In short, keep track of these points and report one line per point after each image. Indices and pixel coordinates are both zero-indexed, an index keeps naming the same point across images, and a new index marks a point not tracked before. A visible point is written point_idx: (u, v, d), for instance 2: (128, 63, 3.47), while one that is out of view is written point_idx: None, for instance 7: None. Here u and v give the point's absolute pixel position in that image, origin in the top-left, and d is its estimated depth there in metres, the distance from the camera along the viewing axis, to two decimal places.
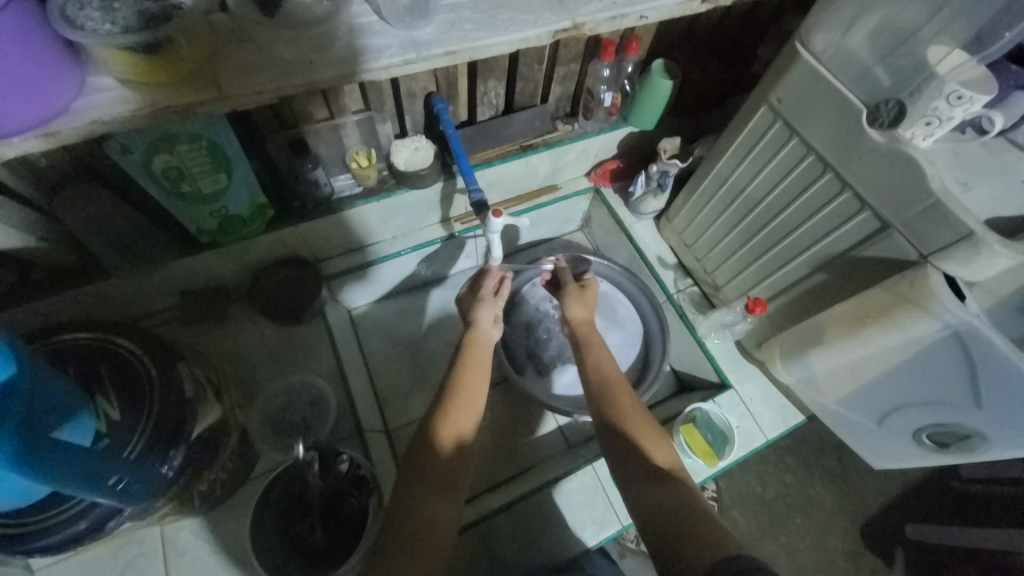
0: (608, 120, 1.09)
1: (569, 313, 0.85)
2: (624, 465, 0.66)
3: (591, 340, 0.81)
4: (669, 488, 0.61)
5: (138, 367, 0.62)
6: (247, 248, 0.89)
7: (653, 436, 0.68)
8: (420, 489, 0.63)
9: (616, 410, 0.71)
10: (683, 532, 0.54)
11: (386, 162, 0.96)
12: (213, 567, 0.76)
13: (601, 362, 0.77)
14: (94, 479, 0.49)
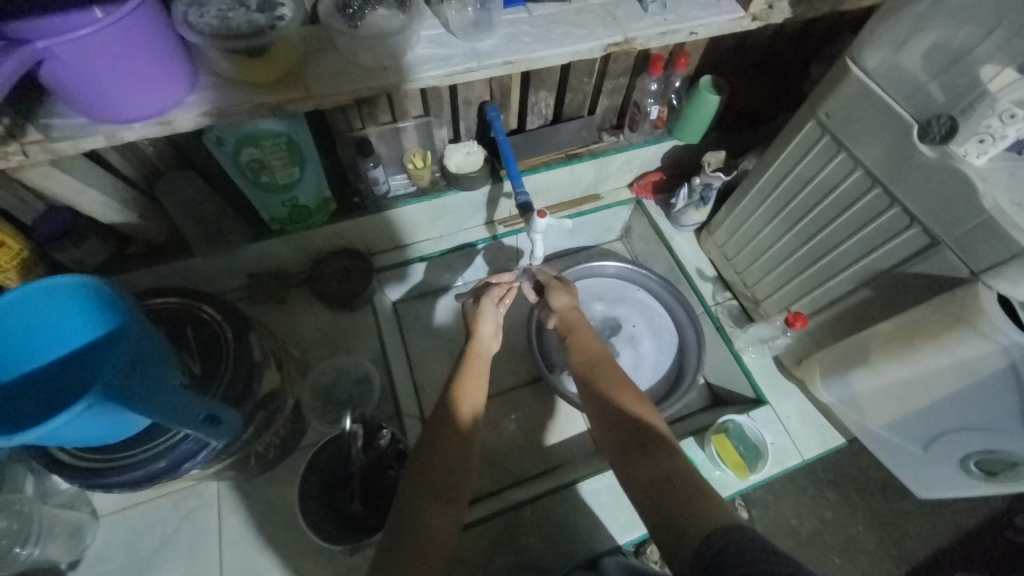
0: (653, 133, 1.12)
1: (556, 305, 0.92)
2: (620, 441, 0.68)
3: (580, 324, 0.88)
4: (662, 457, 0.63)
5: (217, 331, 0.71)
6: (311, 237, 0.97)
7: (643, 408, 0.71)
8: (436, 482, 0.67)
9: (609, 390, 0.74)
10: (681, 502, 0.57)
11: (439, 164, 1.02)
12: (261, 525, 0.82)
13: (589, 346, 0.82)
14: (179, 411, 0.56)
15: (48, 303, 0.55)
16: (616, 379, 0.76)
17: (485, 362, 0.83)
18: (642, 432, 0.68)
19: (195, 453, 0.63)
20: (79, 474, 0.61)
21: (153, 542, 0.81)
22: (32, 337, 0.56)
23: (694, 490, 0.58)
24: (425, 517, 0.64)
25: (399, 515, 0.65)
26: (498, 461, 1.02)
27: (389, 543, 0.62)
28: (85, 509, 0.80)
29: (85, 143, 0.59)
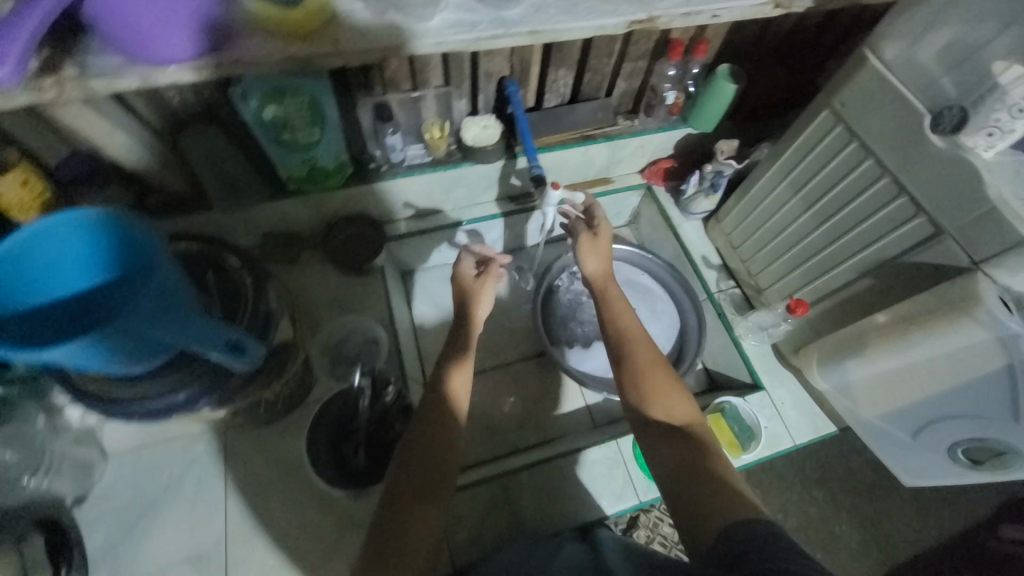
0: (668, 119, 1.14)
1: (589, 269, 0.91)
2: (651, 422, 0.71)
3: (608, 290, 0.88)
4: (684, 444, 0.67)
5: (236, 279, 0.73)
6: (326, 199, 0.98)
7: (676, 392, 0.74)
8: (434, 442, 0.70)
9: (637, 364, 0.76)
10: (695, 493, 0.61)
11: (456, 136, 1.04)
12: (266, 473, 0.85)
13: (620, 314, 0.83)
14: (206, 335, 0.59)
15: (60, 233, 0.56)
16: (649, 356, 0.77)
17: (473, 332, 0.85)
18: (671, 419, 0.71)
19: (219, 385, 0.67)
20: (97, 401, 0.63)
21: (161, 484, 0.83)
22: (43, 271, 0.56)
23: (715, 480, 0.62)
24: (427, 472, 0.67)
25: (403, 467, 0.68)
26: (496, 431, 1.04)
27: (395, 494, 0.66)
28: (95, 448, 0.82)
29: (119, 83, 0.60)
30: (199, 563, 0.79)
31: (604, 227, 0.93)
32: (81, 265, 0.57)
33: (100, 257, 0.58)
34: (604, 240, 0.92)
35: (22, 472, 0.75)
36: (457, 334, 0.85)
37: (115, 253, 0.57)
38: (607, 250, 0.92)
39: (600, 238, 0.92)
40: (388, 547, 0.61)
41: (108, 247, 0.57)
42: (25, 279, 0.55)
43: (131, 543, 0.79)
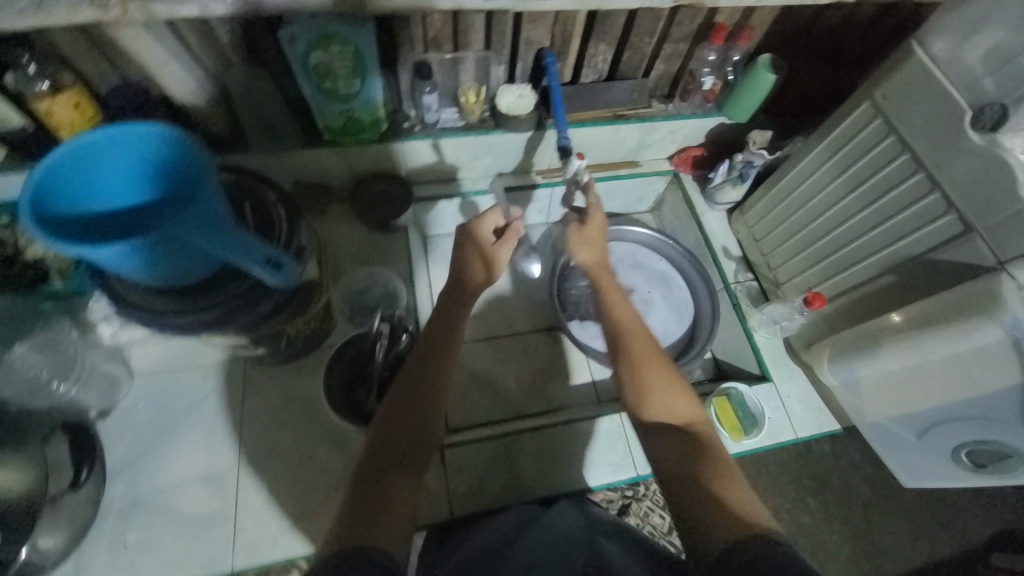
0: (703, 106, 1.13)
1: (585, 258, 0.89)
2: (649, 422, 0.71)
3: (609, 283, 0.86)
4: (687, 442, 0.67)
5: (273, 211, 0.75)
6: (359, 152, 1.00)
7: (677, 388, 0.73)
8: (416, 406, 0.71)
9: (639, 356, 0.75)
10: (694, 490, 0.61)
11: (490, 103, 1.04)
12: (280, 407, 0.88)
13: (619, 309, 0.82)
14: (245, 252, 0.60)
15: (115, 143, 0.58)
16: (647, 350, 0.76)
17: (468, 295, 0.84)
18: (671, 418, 0.70)
19: (250, 307, 0.67)
20: (138, 307, 0.64)
21: (181, 407, 0.86)
22: (99, 179, 0.59)
23: (710, 488, 0.60)
24: (410, 432, 0.68)
25: (394, 420, 0.69)
26: (503, 396, 1.06)
27: (387, 449, 0.67)
28: (123, 367, 0.86)
29: (180, 11, 0.63)
30: (211, 484, 0.82)
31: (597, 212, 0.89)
32: (132, 177, 0.60)
33: (149, 171, 0.60)
34: (595, 225, 0.89)
35: (53, 377, 0.79)
36: (449, 302, 0.83)
37: (163, 167, 0.60)
38: (599, 237, 0.89)
39: (588, 227, 0.89)
40: (385, 489, 0.62)
41: (161, 160, 0.59)
42: (81, 184, 0.58)
43: (149, 457, 0.82)
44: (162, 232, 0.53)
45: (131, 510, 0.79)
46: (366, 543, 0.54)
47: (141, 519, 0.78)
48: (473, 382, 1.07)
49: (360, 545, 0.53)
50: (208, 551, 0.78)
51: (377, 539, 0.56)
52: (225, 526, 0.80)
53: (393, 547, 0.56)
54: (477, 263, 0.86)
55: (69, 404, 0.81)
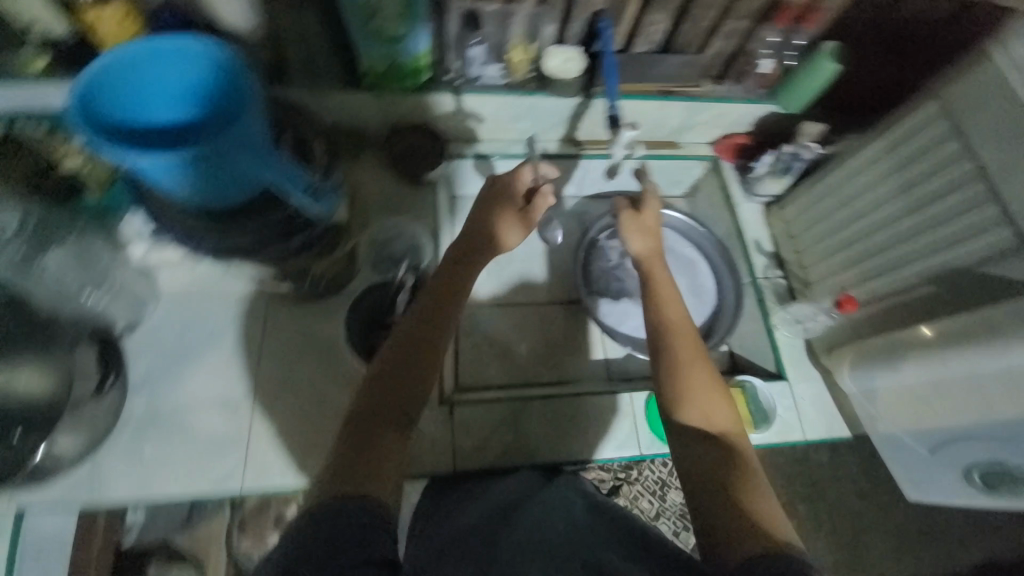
0: (755, 92, 1.09)
1: (640, 249, 0.89)
2: (684, 429, 0.70)
3: (659, 277, 0.85)
4: (722, 451, 0.67)
5: (309, 146, 0.74)
6: (398, 99, 0.98)
7: (718, 396, 0.72)
8: (409, 365, 0.69)
9: (681, 358, 0.74)
10: (723, 498, 0.62)
11: (536, 64, 1.00)
12: (298, 345, 0.89)
13: (669, 306, 0.81)
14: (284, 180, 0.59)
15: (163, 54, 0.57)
16: (695, 353, 0.75)
17: (480, 258, 0.81)
18: (707, 425, 0.70)
19: (282, 236, 0.69)
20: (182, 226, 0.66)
21: (202, 333, 0.88)
22: (144, 95, 0.58)
23: (737, 497, 0.62)
24: (401, 390, 0.67)
25: (388, 375, 0.68)
26: (514, 362, 1.07)
27: (377, 403, 0.66)
28: (149, 287, 0.87)
29: None
30: (227, 409, 0.84)
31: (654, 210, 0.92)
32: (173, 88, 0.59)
33: (192, 85, 0.59)
34: (651, 219, 0.91)
35: (87, 286, 0.82)
36: (455, 261, 0.80)
37: (205, 82, 0.58)
38: (655, 228, 0.91)
39: (644, 216, 0.91)
40: (382, 445, 0.62)
41: (206, 78, 0.58)
42: (126, 98, 0.57)
43: (170, 377, 0.85)
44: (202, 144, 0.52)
45: (148, 424, 0.81)
46: (362, 492, 0.55)
47: (158, 433, 0.81)
48: (485, 344, 1.07)
49: (358, 494, 0.54)
50: (221, 471, 0.81)
51: (375, 491, 0.56)
52: (237, 449, 0.82)
53: (385, 498, 0.56)
54: (490, 225, 0.83)
55: (97, 317, 0.82)
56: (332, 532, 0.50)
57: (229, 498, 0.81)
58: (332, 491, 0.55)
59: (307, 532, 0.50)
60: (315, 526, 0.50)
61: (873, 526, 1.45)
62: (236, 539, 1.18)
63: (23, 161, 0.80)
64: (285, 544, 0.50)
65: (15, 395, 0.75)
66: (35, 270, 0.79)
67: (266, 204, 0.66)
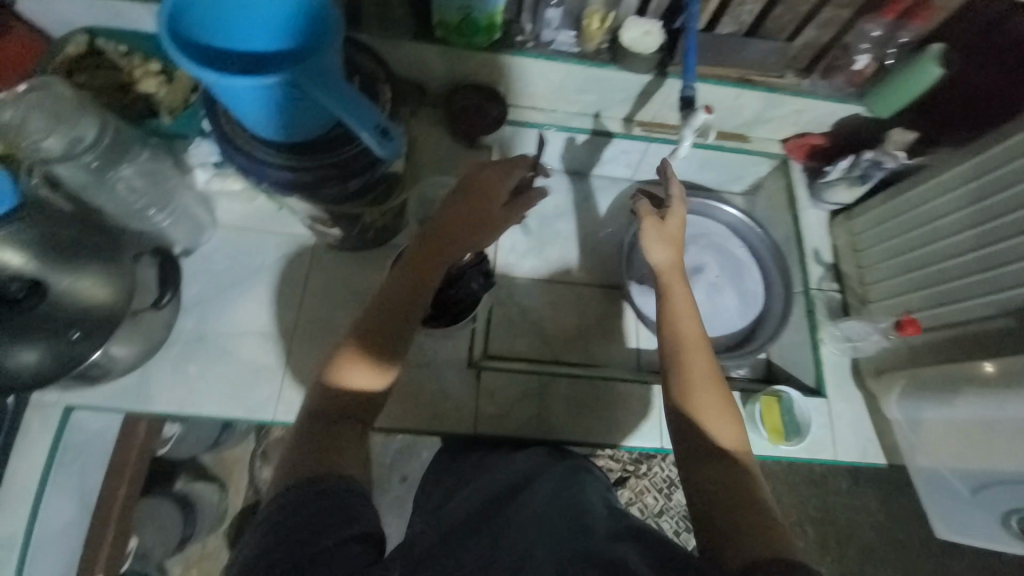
0: (842, 91, 1.01)
1: (658, 258, 0.79)
2: (690, 451, 0.66)
3: (676, 286, 0.77)
4: (732, 471, 0.63)
5: (377, 89, 0.73)
6: (465, 57, 0.96)
7: (730, 417, 0.67)
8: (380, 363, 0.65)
9: (694, 377, 0.70)
10: (729, 509, 0.60)
11: (612, 35, 0.96)
12: (341, 290, 0.91)
13: (682, 318, 0.74)
14: (359, 113, 0.58)
15: None
16: (706, 368, 0.70)
17: (462, 240, 0.72)
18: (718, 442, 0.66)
19: (344, 176, 0.68)
20: (243, 153, 0.66)
21: (252, 265, 0.91)
22: (231, 13, 0.57)
23: (743, 514, 0.59)
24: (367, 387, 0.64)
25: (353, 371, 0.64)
26: (545, 337, 1.06)
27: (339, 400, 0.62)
28: (209, 214, 0.91)
29: None
30: (268, 340, 0.87)
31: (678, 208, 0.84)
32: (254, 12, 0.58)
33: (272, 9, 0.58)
34: (675, 224, 0.83)
35: (150, 205, 0.83)
36: (429, 244, 0.71)
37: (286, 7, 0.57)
38: (677, 236, 0.82)
39: (668, 223, 0.82)
40: (348, 436, 0.59)
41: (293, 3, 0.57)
42: (208, 18, 0.57)
43: (219, 302, 0.88)
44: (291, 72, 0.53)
45: (196, 344, 0.86)
46: (335, 471, 0.54)
47: (204, 353, 0.85)
48: (518, 316, 1.07)
49: (330, 472, 0.53)
50: (255, 398, 0.84)
51: (351, 471, 0.55)
52: (274, 380, 0.85)
53: (358, 475, 0.55)
54: (468, 213, 0.72)
55: (157, 235, 0.86)
56: (305, 515, 0.49)
57: (261, 424, 0.84)
58: (304, 471, 0.54)
59: (275, 516, 0.50)
60: (281, 511, 0.51)
61: (885, 556, 1.40)
62: (259, 468, 1.25)
63: (104, 75, 0.87)
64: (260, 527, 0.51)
65: (78, 300, 0.70)
66: (107, 181, 0.77)
67: (337, 141, 0.67)
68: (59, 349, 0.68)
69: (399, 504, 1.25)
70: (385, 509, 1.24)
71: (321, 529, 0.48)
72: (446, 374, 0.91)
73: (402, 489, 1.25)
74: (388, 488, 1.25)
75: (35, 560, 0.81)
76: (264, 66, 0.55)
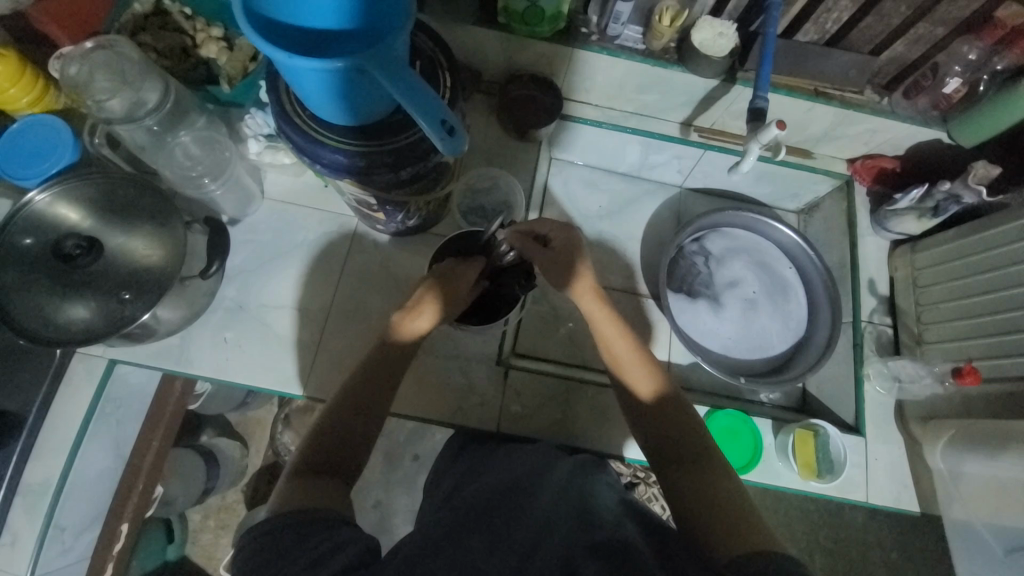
0: (925, 113, 0.94)
1: (571, 286, 0.76)
2: (657, 449, 0.65)
3: (600, 312, 0.74)
4: (712, 475, 0.60)
5: (438, 77, 0.71)
6: (527, 45, 0.92)
7: (686, 425, 0.66)
8: (350, 420, 0.63)
9: (646, 397, 0.69)
10: (713, 508, 0.56)
11: (681, 34, 0.91)
12: (378, 273, 0.92)
13: (611, 337, 0.73)
14: (427, 105, 0.56)
15: None
16: (629, 351, 0.72)
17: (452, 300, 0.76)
18: (698, 449, 0.63)
19: (398, 165, 0.67)
20: (299, 131, 0.65)
21: (293, 240, 0.92)
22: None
23: (727, 509, 0.56)
24: (345, 449, 0.61)
25: (327, 424, 0.62)
26: (575, 340, 1.04)
27: (319, 444, 0.60)
28: (258, 185, 0.92)
29: None
30: (301, 316, 0.88)
31: (562, 240, 0.76)
32: None
33: None
34: (563, 248, 0.75)
35: (204, 174, 0.83)
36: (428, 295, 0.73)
37: None
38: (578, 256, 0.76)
39: (554, 252, 0.75)
40: (330, 489, 0.55)
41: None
42: None
43: (259, 275, 0.89)
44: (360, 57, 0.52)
45: (236, 312, 0.87)
46: (304, 507, 0.52)
47: (241, 321, 0.87)
48: (549, 315, 1.05)
49: (297, 509, 0.51)
50: (284, 373, 0.86)
51: (331, 504, 0.53)
52: (305, 356, 0.87)
53: (337, 506, 0.53)
54: (455, 285, 0.76)
55: (207, 204, 0.87)
56: (282, 545, 0.48)
57: (288, 397, 0.86)
58: (292, 499, 0.53)
59: (245, 552, 0.49)
60: (257, 540, 0.49)
61: None
62: (281, 433, 1.28)
63: (166, 36, 0.87)
64: (240, 561, 0.49)
65: (141, 265, 0.75)
66: (166, 146, 0.82)
67: (396, 126, 0.66)
68: (110, 308, 0.71)
69: (409, 482, 1.26)
70: (397, 485, 1.26)
71: (291, 558, 0.47)
72: (473, 368, 0.91)
73: (414, 467, 1.25)
74: (400, 464, 1.25)
75: (69, 505, 0.85)
76: (334, 48, 0.54)
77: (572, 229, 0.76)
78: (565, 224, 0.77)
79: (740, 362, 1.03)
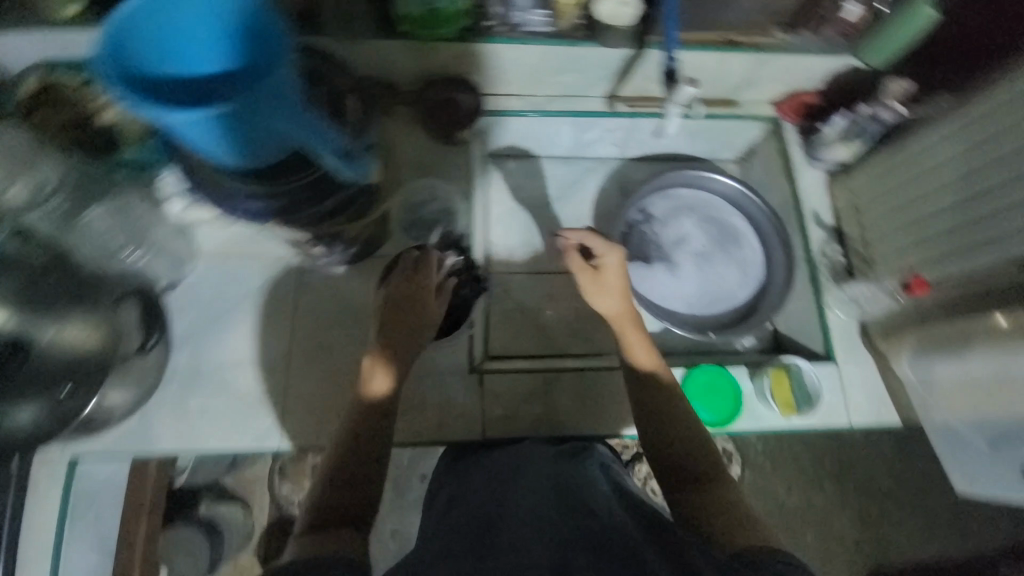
0: (834, 42, 0.96)
1: (602, 303, 0.79)
2: (660, 456, 0.68)
3: (627, 328, 0.77)
4: (713, 487, 0.64)
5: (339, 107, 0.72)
6: (435, 49, 0.91)
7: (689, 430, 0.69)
8: (339, 466, 0.62)
9: (653, 402, 0.72)
10: (715, 514, 0.61)
11: (585, 10, 0.91)
12: (334, 307, 0.90)
13: (634, 349, 0.76)
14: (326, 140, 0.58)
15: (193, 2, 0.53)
16: (647, 360, 0.75)
17: (412, 328, 0.74)
18: (699, 456, 0.67)
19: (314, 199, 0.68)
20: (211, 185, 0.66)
21: (237, 293, 0.89)
22: (173, 38, 0.54)
23: (727, 514, 0.60)
24: (342, 495, 0.60)
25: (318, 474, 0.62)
26: (545, 331, 1.04)
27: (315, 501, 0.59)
28: (188, 245, 0.90)
29: None
30: (262, 367, 0.86)
31: (610, 262, 0.79)
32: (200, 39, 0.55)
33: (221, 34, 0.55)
34: (611, 271, 0.79)
35: (127, 245, 0.82)
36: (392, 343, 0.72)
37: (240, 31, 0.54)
38: (618, 281, 0.79)
39: (602, 274, 0.79)
40: (328, 535, 0.54)
41: (236, 24, 0.54)
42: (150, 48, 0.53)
43: (208, 335, 0.87)
44: (248, 97, 0.51)
45: (193, 377, 0.84)
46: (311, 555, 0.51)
47: (201, 386, 0.84)
48: (516, 312, 1.05)
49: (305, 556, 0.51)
50: (258, 428, 0.83)
51: (330, 549, 0.53)
52: (275, 406, 0.85)
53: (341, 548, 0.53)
54: (412, 311, 0.74)
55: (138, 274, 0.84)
56: None
57: (265, 454, 0.84)
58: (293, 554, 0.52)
59: None
60: None
61: (906, 506, 1.40)
62: (278, 485, 1.25)
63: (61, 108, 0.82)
64: None
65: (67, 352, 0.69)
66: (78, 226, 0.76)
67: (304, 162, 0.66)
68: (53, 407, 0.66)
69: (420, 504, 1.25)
70: (406, 511, 1.25)
71: None
72: (448, 381, 0.90)
73: (421, 488, 1.24)
74: (406, 488, 1.24)
75: None
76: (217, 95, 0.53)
77: (619, 252, 0.80)
78: (613, 246, 0.80)
79: (708, 318, 1.05)
